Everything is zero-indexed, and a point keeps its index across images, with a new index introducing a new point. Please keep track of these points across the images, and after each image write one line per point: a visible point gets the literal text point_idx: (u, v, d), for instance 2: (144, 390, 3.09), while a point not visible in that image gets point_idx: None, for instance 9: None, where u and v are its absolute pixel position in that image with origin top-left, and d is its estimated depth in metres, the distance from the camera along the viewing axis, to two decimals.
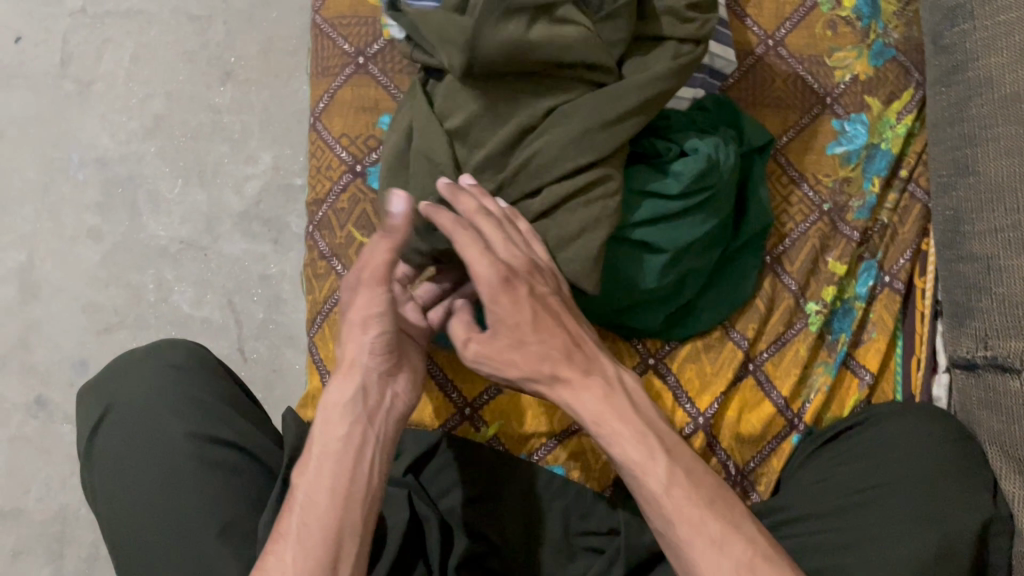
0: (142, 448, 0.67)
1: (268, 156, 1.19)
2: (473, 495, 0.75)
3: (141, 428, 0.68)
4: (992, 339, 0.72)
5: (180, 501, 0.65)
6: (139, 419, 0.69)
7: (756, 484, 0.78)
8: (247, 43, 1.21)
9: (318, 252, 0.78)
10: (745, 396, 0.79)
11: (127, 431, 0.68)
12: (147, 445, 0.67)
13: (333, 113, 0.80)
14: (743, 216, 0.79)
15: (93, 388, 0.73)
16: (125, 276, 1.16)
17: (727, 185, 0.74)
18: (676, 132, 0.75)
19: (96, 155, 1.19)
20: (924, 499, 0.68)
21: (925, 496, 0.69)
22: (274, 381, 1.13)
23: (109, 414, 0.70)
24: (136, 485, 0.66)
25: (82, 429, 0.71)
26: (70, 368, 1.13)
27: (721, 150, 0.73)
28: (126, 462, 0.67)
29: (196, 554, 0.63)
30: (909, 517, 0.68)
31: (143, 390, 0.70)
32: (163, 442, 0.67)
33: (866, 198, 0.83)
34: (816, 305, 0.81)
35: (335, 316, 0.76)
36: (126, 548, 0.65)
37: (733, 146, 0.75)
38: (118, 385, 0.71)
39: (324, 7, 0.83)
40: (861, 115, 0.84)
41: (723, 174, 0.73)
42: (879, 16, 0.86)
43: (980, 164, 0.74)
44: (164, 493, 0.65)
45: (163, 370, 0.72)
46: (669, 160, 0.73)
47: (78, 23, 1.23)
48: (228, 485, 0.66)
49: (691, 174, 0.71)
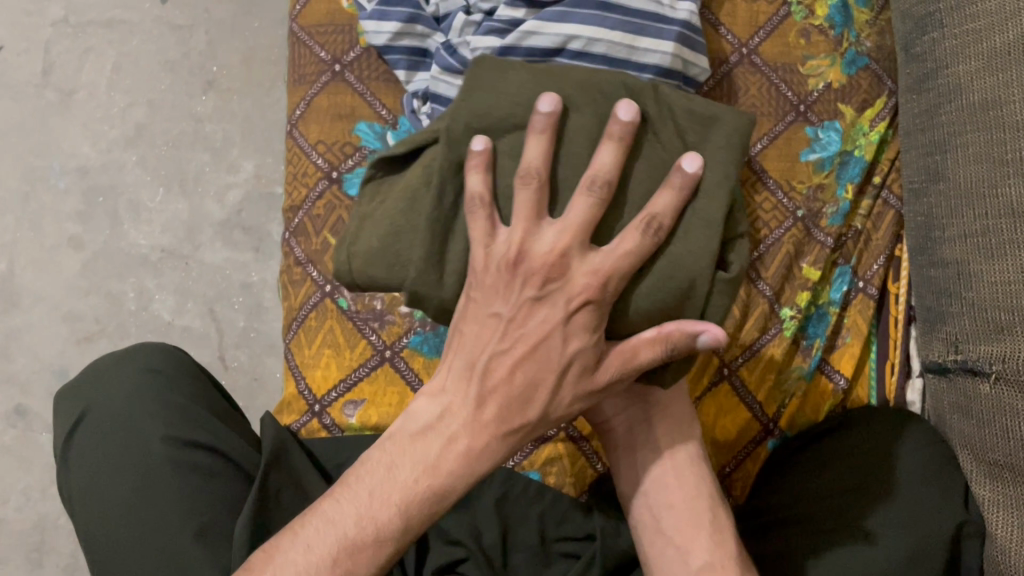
0: (115, 453, 0.67)
1: (249, 165, 1.19)
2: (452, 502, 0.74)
3: (112, 433, 0.68)
4: (962, 343, 0.72)
5: (152, 505, 0.65)
6: (112, 425, 0.68)
7: (733, 488, 0.80)
8: (228, 52, 1.21)
9: (295, 258, 0.78)
10: (720, 402, 0.80)
11: (100, 439, 0.68)
12: (124, 447, 0.67)
13: (310, 122, 0.80)
14: None
15: (68, 395, 0.72)
16: (105, 285, 1.16)
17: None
18: None
19: (77, 164, 1.19)
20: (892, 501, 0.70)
21: (893, 500, 0.70)
22: (256, 389, 1.13)
23: (87, 417, 0.70)
24: (109, 491, 0.66)
25: (56, 438, 0.71)
26: (50, 377, 1.13)
27: None
28: (100, 467, 0.67)
29: (167, 557, 0.63)
30: (881, 517, 0.69)
31: (118, 395, 0.70)
32: (137, 446, 0.67)
33: (840, 204, 0.83)
34: (791, 310, 0.81)
35: (311, 322, 0.77)
36: (99, 553, 0.65)
37: None
38: (91, 393, 0.71)
39: (302, 15, 0.84)
40: (834, 122, 0.85)
41: None
42: (852, 24, 0.87)
43: (950, 170, 0.75)
44: (138, 497, 0.65)
45: (135, 376, 0.71)
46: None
47: (60, 33, 1.23)
48: (201, 490, 0.65)
49: None
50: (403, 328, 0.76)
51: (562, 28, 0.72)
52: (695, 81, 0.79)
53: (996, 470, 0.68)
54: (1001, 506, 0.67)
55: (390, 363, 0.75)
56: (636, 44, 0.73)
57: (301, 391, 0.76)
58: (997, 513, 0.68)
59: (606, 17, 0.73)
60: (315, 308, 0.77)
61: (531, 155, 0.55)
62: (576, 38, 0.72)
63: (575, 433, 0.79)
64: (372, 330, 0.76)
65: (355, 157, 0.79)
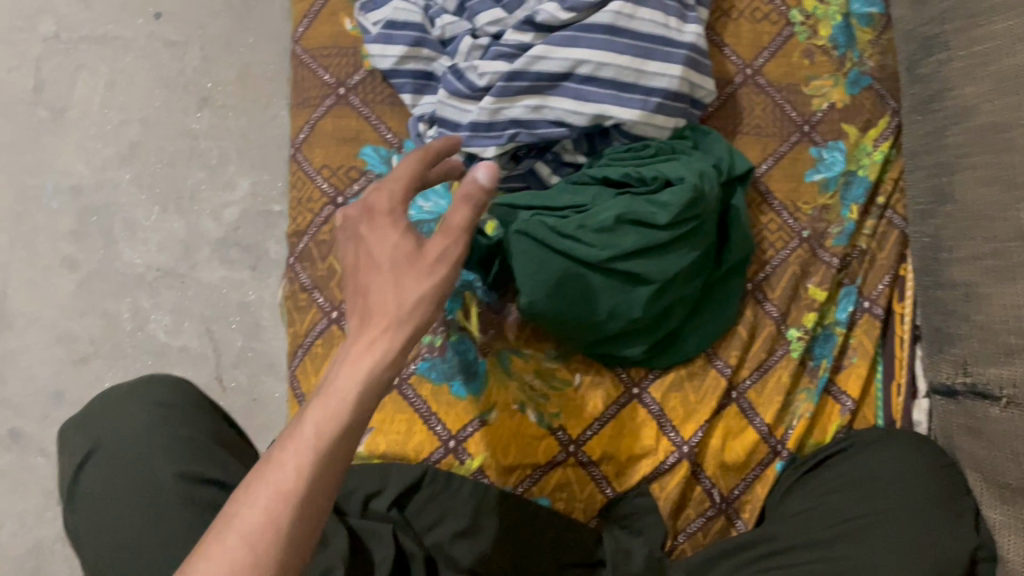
0: (123, 489, 0.66)
1: (246, 183, 1.18)
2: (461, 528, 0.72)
3: (121, 470, 0.67)
4: (971, 365, 0.73)
5: (162, 542, 0.63)
6: (120, 462, 0.67)
7: (742, 511, 0.79)
8: (223, 69, 1.20)
9: (300, 284, 0.78)
10: (728, 424, 0.80)
11: (108, 476, 0.67)
12: (133, 484, 0.66)
13: (315, 145, 0.80)
14: (725, 245, 0.79)
15: (73, 430, 0.71)
16: (100, 305, 1.15)
17: (712, 216, 0.73)
18: (660, 163, 0.74)
19: (70, 183, 1.18)
20: (911, 526, 0.69)
21: (912, 525, 0.69)
22: (254, 409, 1.12)
23: (96, 454, 0.69)
24: (118, 530, 0.65)
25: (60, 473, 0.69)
26: (45, 400, 1.12)
27: (702, 177, 0.72)
28: (109, 502, 0.66)
29: None
30: (901, 545, 0.68)
31: (126, 431, 0.69)
32: (147, 484, 0.66)
33: (845, 224, 0.83)
34: (797, 331, 0.81)
35: (317, 349, 0.76)
36: None
37: (713, 173, 0.74)
38: (97, 428, 0.70)
39: (305, 37, 0.83)
40: (839, 142, 0.85)
41: (708, 203, 0.72)
42: (855, 44, 0.87)
43: (957, 192, 0.75)
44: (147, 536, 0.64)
45: (143, 409, 0.70)
46: (653, 190, 0.72)
47: (52, 49, 1.22)
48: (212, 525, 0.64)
49: (680, 205, 0.70)
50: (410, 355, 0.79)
51: (571, 52, 0.72)
52: (702, 102, 0.79)
53: (1007, 492, 0.68)
54: (1011, 528, 0.68)
55: (397, 391, 0.78)
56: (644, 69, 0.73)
57: None
58: (1009, 535, 0.68)
59: (613, 41, 0.73)
60: (322, 335, 0.76)
61: (455, 218, 0.52)
62: (585, 62, 0.72)
63: (584, 458, 0.78)
64: None
65: (360, 181, 0.79)
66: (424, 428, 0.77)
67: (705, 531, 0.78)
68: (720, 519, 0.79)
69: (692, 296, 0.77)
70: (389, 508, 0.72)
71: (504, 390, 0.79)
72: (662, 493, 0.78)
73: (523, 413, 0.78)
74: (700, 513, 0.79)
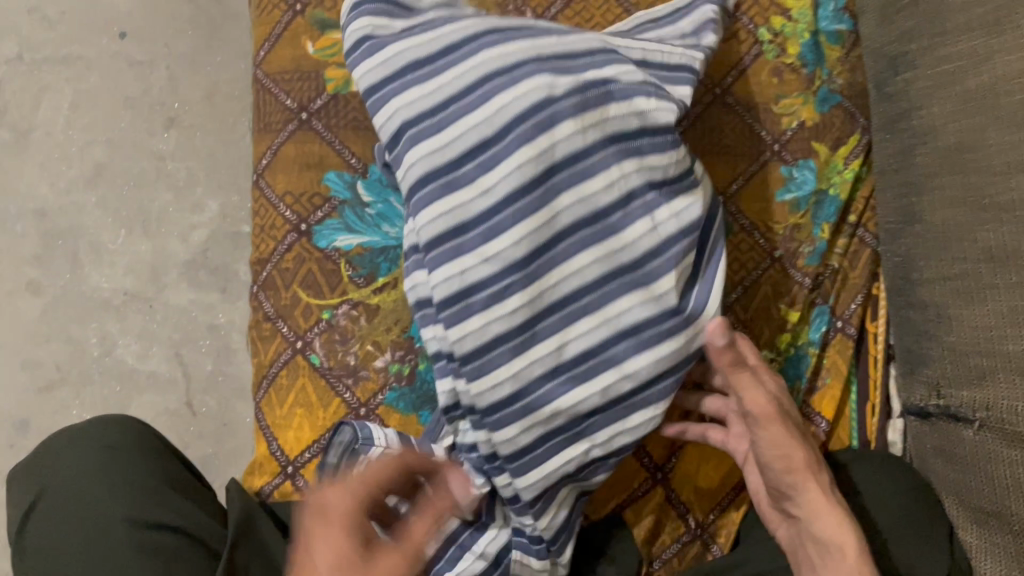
0: (71, 537, 0.64)
1: (214, 203, 1.16)
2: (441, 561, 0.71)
3: (69, 519, 0.65)
4: (944, 388, 0.72)
5: None
6: (68, 510, 0.65)
7: (717, 537, 0.77)
8: (190, 88, 1.18)
9: (264, 313, 0.78)
10: (703, 449, 0.79)
11: (58, 524, 0.65)
12: (82, 532, 0.64)
13: (277, 174, 0.79)
14: None
15: (24, 475, 0.69)
16: (66, 331, 1.13)
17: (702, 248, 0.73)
18: None
19: (34, 206, 1.16)
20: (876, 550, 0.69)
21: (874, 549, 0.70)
22: (225, 435, 1.10)
23: (42, 501, 0.67)
24: None
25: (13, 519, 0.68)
26: (10, 428, 1.10)
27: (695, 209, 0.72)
28: (59, 550, 0.64)
29: None
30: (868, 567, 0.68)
31: (73, 478, 0.67)
32: (98, 531, 0.64)
33: (816, 244, 0.83)
34: (768, 354, 0.81)
35: (281, 381, 0.76)
36: None
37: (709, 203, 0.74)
38: (46, 474, 0.68)
39: (266, 61, 0.82)
40: (809, 161, 0.84)
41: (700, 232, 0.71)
42: (824, 62, 0.86)
43: (927, 213, 0.75)
44: None
45: (97, 453, 0.68)
46: None
47: (14, 70, 1.20)
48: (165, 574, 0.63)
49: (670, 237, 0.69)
50: (379, 384, 0.75)
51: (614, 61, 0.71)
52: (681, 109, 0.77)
53: (980, 516, 0.68)
54: (986, 553, 0.67)
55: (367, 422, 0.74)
56: (585, 211, 0.67)
57: (273, 453, 0.75)
58: (983, 560, 0.67)
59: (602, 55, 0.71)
60: (287, 365, 0.76)
61: None
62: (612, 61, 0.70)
63: None
64: (346, 388, 0.75)
65: (325, 208, 0.78)
66: None
67: (680, 556, 0.77)
68: (695, 545, 0.77)
69: None
70: None
71: None
72: (635, 520, 0.77)
73: None
74: (675, 538, 0.77)
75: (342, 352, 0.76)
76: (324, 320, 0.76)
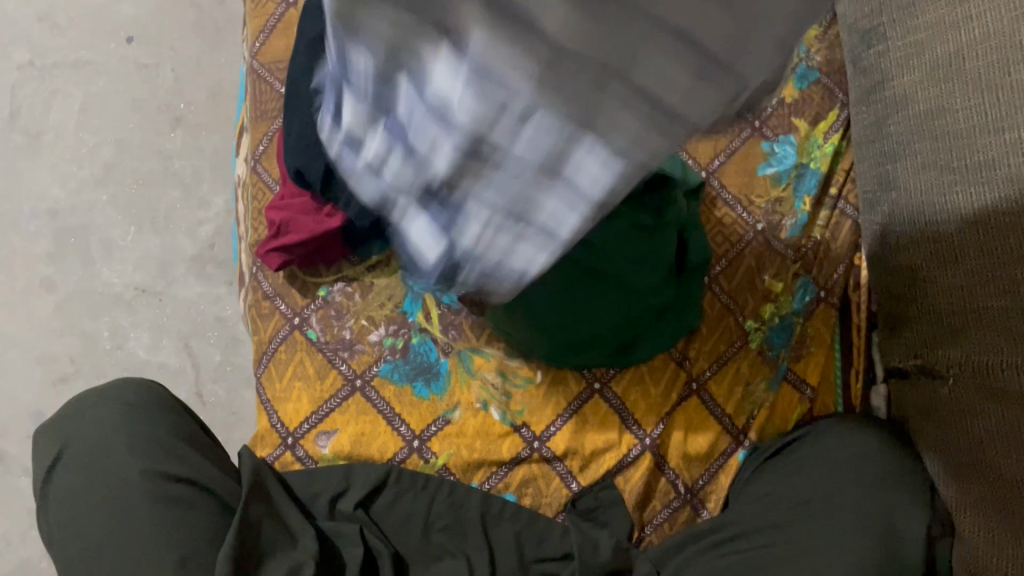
0: (108, 443, 0.72)
1: (219, 200, 1.19)
2: (439, 521, 0.74)
3: (99, 459, 0.72)
4: (921, 348, 0.76)
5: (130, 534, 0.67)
6: (110, 411, 0.75)
7: (706, 501, 0.80)
8: (195, 89, 1.22)
9: (262, 291, 0.84)
10: (690, 416, 0.81)
11: (82, 467, 0.71)
12: (115, 445, 0.72)
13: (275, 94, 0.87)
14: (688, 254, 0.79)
15: (54, 427, 0.76)
16: (78, 325, 1.16)
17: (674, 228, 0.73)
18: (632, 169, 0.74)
19: (47, 206, 1.20)
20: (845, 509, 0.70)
21: (845, 505, 0.70)
22: (233, 423, 1.13)
23: (69, 448, 0.73)
24: (80, 509, 0.69)
25: (41, 466, 0.74)
26: (25, 421, 1.13)
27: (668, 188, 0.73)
28: (80, 489, 0.70)
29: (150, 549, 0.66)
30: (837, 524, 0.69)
31: (104, 427, 0.73)
32: (118, 476, 0.70)
33: (798, 216, 0.86)
34: (753, 322, 0.83)
35: (280, 355, 0.82)
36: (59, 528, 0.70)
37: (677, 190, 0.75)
38: (74, 427, 0.74)
39: (262, 53, 0.88)
40: (789, 136, 0.87)
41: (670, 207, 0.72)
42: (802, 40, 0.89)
43: (901, 179, 0.76)
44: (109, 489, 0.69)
45: (122, 409, 0.75)
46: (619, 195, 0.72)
47: (27, 76, 1.24)
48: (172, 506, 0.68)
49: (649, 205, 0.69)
50: (374, 356, 0.81)
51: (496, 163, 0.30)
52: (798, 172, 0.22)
53: (960, 471, 0.70)
54: (965, 507, 0.69)
55: (362, 393, 0.80)
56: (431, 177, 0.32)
57: (274, 425, 0.80)
58: (963, 513, 0.69)
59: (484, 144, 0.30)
60: (285, 341, 0.82)
61: None
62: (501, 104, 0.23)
63: (549, 453, 0.79)
64: (342, 360, 0.81)
65: None
66: (389, 428, 0.79)
67: (671, 521, 0.79)
68: (686, 510, 0.80)
69: (649, 312, 0.76)
70: (355, 508, 0.73)
71: (467, 389, 0.80)
72: (626, 486, 0.79)
73: (485, 410, 0.80)
74: (666, 503, 0.79)
75: (339, 327, 0.82)
76: (320, 297, 0.83)
